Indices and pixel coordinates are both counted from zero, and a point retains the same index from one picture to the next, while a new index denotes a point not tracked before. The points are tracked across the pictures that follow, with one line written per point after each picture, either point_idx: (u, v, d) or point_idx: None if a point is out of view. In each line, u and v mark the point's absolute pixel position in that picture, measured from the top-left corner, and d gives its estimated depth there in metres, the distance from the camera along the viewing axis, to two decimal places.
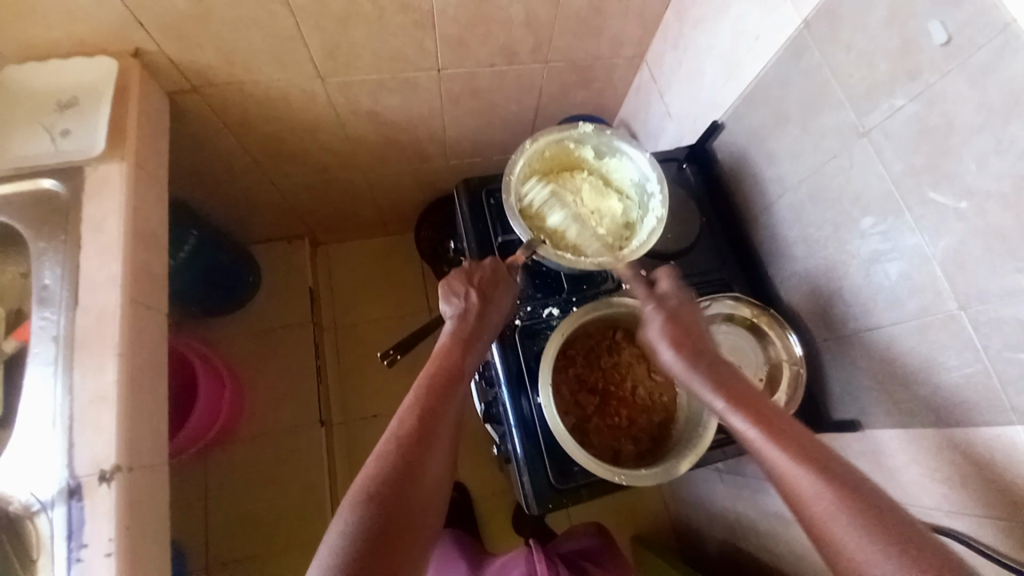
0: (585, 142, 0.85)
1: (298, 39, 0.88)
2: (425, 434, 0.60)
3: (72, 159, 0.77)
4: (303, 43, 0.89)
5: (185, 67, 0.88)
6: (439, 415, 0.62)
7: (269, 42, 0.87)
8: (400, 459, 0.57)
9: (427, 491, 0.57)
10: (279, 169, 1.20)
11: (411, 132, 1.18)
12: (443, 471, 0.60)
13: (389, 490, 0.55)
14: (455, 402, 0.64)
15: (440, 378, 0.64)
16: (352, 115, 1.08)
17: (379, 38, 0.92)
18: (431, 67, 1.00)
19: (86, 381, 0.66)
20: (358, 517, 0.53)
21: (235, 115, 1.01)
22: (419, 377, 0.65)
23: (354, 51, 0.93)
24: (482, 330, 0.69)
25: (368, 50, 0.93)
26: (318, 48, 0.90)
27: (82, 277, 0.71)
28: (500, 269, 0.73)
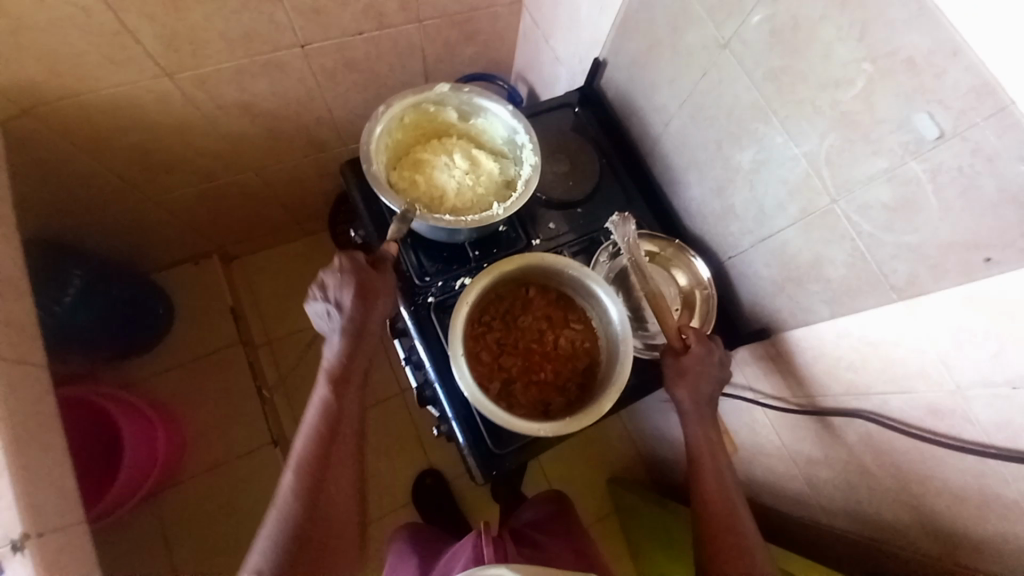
0: (447, 103, 0.75)
1: (128, 34, 0.79)
2: (315, 492, 0.63)
3: None
4: (135, 38, 0.79)
5: (3, 87, 0.77)
6: (328, 463, 0.65)
7: (95, 46, 0.78)
8: (292, 523, 0.61)
9: (328, 542, 0.63)
10: (158, 183, 1.10)
11: (295, 117, 1.10)
12: (347, 514, 0.65)
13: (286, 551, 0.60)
14: (343, 446, 0.67)
15: (325, 421, 0.66)
16: (221, 110, 1.00)
17: (222, 20, 0.83)
18: (292, 43, 0.92)
19: None
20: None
21: (85, 132, 0.90)
22: (302, 424, 0.67)
23: (200, 39, 0.84)
24: (359, 350, 0.69)
25: (215, 34, 0.85)
26: (154, 40, 0.81)
27: None
28: (365, 270, 0.69)
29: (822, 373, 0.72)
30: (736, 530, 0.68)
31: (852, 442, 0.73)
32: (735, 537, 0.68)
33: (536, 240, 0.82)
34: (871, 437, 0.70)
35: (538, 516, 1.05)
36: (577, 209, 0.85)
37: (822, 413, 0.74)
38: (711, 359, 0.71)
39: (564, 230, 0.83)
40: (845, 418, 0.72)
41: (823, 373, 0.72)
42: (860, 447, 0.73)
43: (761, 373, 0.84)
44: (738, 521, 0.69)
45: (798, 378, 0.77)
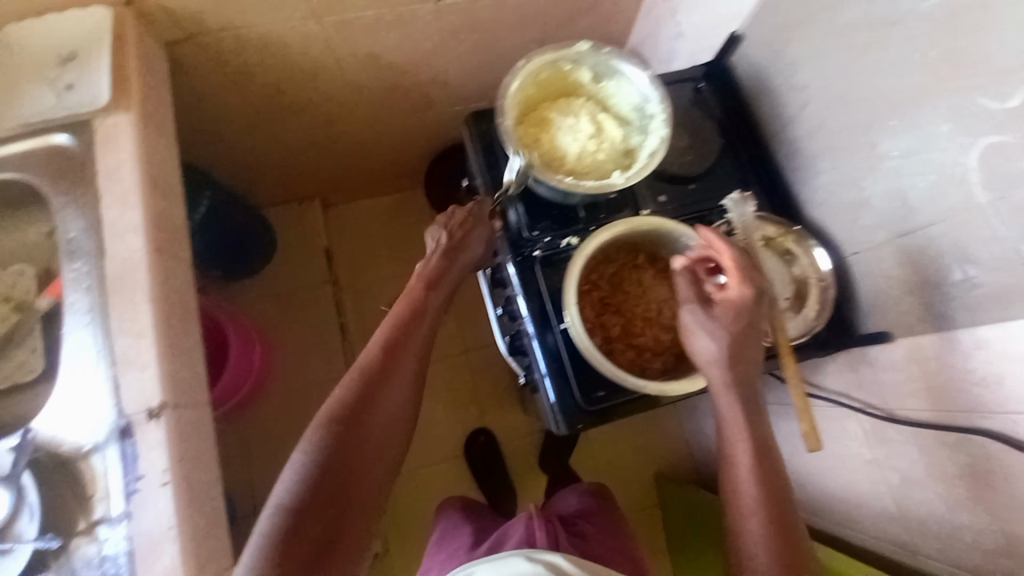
0: (582, 63, 0.73)
1: None
2: (386, 372, 0.71)
3: (80, 112, 0.77)
4: None
5: (179, 13, 0.86)
6: (400, 353, 0.72)
7: None
8: (361, 390, 0.68)
9: (386, 418, 0.70)
10: (282, 122, 1.18)
11: (414, 73, 1.14)
12: (405, 402, 0.72)
13: (352, 416, 0.67)
14: (416, 341, 0.74)
15: (408, 315, 0.75)
16: (352, 57, 1.05)
17: None
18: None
19: (124, 327, 0.68)
20: (322, 439, 0.65)
21: (235, 64, 0.98)
22: (389, 312, 0.75)
23: None
24: (451, 268, 0.79)
25: None
26: None
27: (106, 228, 0.72)
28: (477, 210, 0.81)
29: (945, 385, 0.67)
30: (772, 508, 0.61)
31: (964, 462, 0.67)
32: (767, 518, 0.61)
33: (644, 211, 0.81)
34: (991, 459, 0.63)
35: (581, 507, 1.01)
36: (690, 185, 0.83)
37: (935, 427, 0.69)
38: (738, 300, 0.61)
39: (673, 206, 0.81)
40: (960, 437, 0.66)
41: (946, 385, 0.67)
42: (970, 470, 0.66)
43: (866, 379, 0.79)
44: (781, 514, 0.62)
45: (911, 390, 0.72)
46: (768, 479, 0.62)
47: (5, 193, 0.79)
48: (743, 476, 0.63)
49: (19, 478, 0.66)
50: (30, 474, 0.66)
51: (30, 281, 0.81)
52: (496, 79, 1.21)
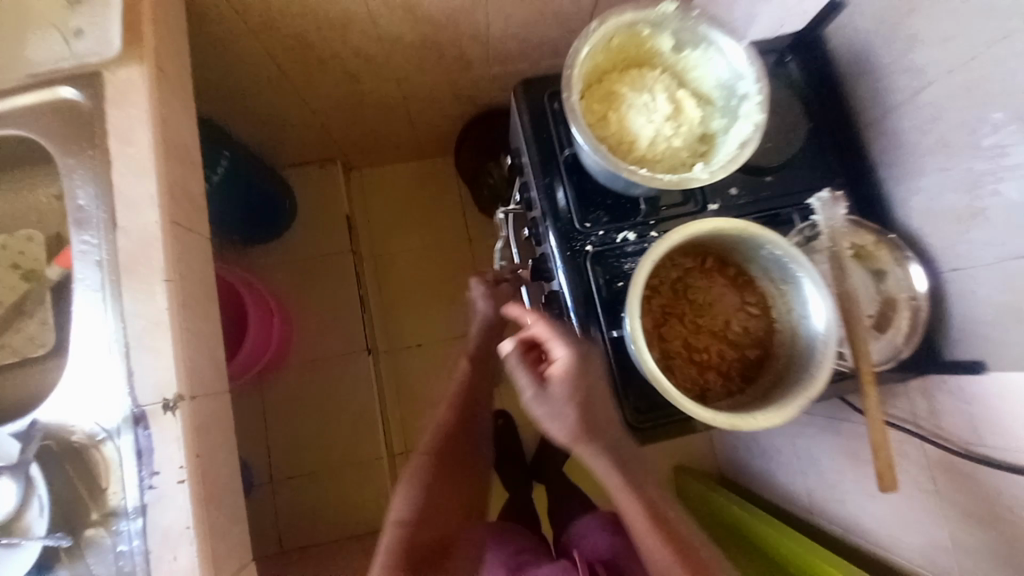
0: (663, 28, 0.63)
1: None
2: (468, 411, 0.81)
3: (87, 61, 0.68)
4: None
5: None
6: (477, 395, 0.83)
7: None
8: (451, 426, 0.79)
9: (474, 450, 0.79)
10: (306, 79, 1.08)
11: (452, 30, 1.03)
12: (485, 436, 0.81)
13: (448, 448, 0.77)
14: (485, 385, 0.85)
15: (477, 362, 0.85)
16: (386, 9, 0.94)
17: None
18: None
19: (137, 308, 0.63)
20: (423, 471, 0.74)
21: (256, 12, 0.88)
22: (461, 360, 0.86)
23: None
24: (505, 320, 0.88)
25: None
26: None
27: (117, 196, 0.66)
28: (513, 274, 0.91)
29: None
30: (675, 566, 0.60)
31: None
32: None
33: (713, 206, 0.71)
34: None
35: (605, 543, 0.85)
36: (766, 177, 0.73)
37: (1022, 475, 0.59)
38: (595, 366, 0.59)
39: (747, 200, 0.72)
40: None
41: None
42: None
43: (947, 416, 0.68)
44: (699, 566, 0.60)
45: (997, 429, 0.62)
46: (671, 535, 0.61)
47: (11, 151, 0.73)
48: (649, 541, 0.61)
49: (28, 466, 0.63)
50: (38, 464, 0.63)
51: (38, 249, 0.76)
52: (541, 40, 1.09)
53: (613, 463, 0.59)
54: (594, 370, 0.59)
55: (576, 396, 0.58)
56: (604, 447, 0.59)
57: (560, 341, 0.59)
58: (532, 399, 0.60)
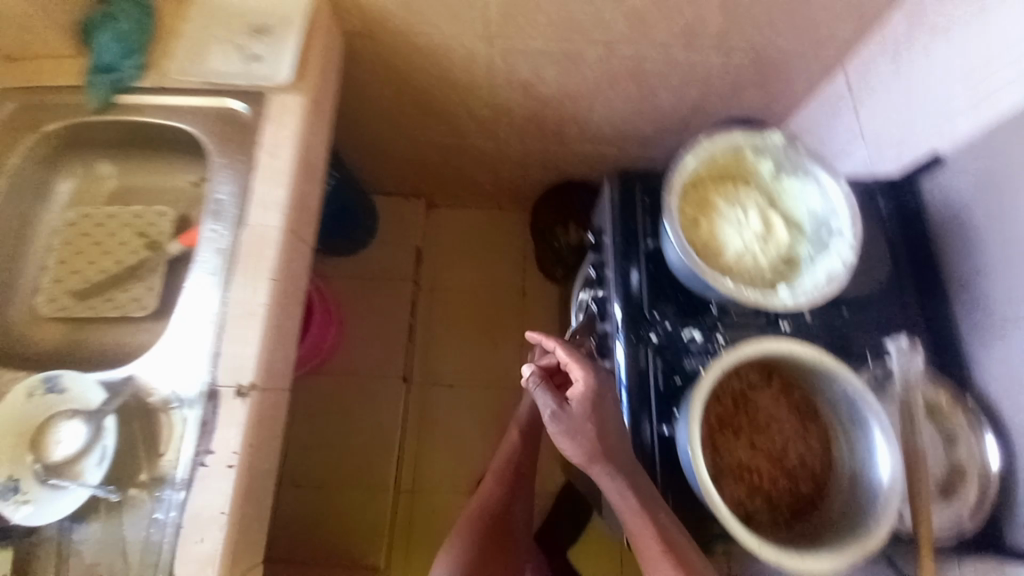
0: (766, 155, 0.68)
1: None
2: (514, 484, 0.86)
3: (257, 82, 0.79)
4: None
5: (368, 10, 0.91)
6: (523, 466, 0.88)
7: None
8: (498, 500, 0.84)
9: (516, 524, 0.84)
10: (421, 125, 1.21)
11: (557, 108, 1.15)
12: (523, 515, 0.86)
13: (492, 519, 0.82)
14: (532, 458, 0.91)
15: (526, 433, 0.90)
16: (505, 82, 1.07)
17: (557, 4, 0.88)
18: (600, 41, 0.96)
19: (240, 298, 0.70)
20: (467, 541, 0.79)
21: (397, 65, 1.03)
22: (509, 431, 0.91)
23: (528, 13, 0.91)
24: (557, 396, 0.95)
25: (543, 13, 0.91)
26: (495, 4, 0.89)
27: (250, 196, 0.75)
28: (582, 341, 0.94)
29: None
30: None
31: None
32: None
33: (783, 325, 0.72)
34: None
35: None
36: (842, 308, 0.74)
37: None
38: (603, 389, 0.65)
39: (818, 326, 0.73)
40: None
41: None
42: None
43: None
44: None
45: None
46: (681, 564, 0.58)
47: (173, 140, 0.85)
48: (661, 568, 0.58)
49: (104, 416, 0.68)
50: (114, 417, 0.68)
51: (166, 224, 0.88)
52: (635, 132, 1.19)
53: (627, 482, 0.61)
54: (601, 392, 0.65)
55: (595, 417, 0.63)
56: (621, 466, 0.62)
57: (580, 364, 0.66)
58: (552, 419, 0.65)
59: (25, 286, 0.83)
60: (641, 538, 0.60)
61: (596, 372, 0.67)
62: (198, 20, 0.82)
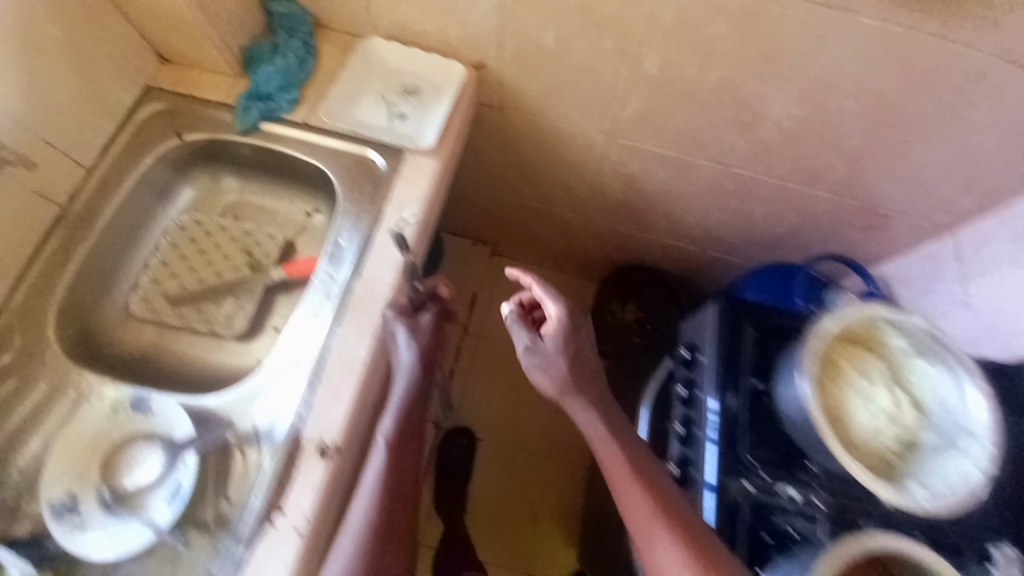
0: (901, 333, 0.69)
1: (615, 99, 0.91)
2: None
3: (401, 141, 0.83)
4: (618, 103, 0.91)
5: (508, 87, 0.95)
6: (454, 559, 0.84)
7: (588, 93, 0.91)
8: None
9: None
10: (517, 188, 1.25)
11: (654, 202, 1.17)
12: None
13: None
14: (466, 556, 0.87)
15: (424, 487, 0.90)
16: (614, 172, 1.11)
17: (691, 122, 0.91)
18: (719, 159, 0.98)
19: (343, 350, 0.69)
20: None
21: (516, 136, 1.07)
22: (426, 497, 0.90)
23: (659, 124, 0.94)
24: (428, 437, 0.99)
25: (673, 126, 0.93)
26: (630, 109, 0.92)
27: (371, 249, 0.76)
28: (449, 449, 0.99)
29: None
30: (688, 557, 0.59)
31: None
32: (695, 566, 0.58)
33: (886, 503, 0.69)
34: None
35: None
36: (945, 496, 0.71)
37: None
38: (570, 327, 0.73)
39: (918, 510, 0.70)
40: None
41: None
42: None
43: None
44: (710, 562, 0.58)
45: None
46: (676, 522, 0.61)
47: (301, 172, 0.88)
48: (659, 534, 0.61)
49: (182, 450, 0.67)
50: (194, 453, 0.66)
51: (272, 248, 0.89)
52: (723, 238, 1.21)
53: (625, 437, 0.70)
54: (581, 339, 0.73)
55: (567, 351, 0.72)
56: (612, 424, 0.71)
57: (555, 299, 0.73)
58: (527, 353, 0.73)
59: (122, 284, 0.82)
60: (634, 509, 0.64)
61: (582, 329, 0.75)
62: (355, 71, 0.87)
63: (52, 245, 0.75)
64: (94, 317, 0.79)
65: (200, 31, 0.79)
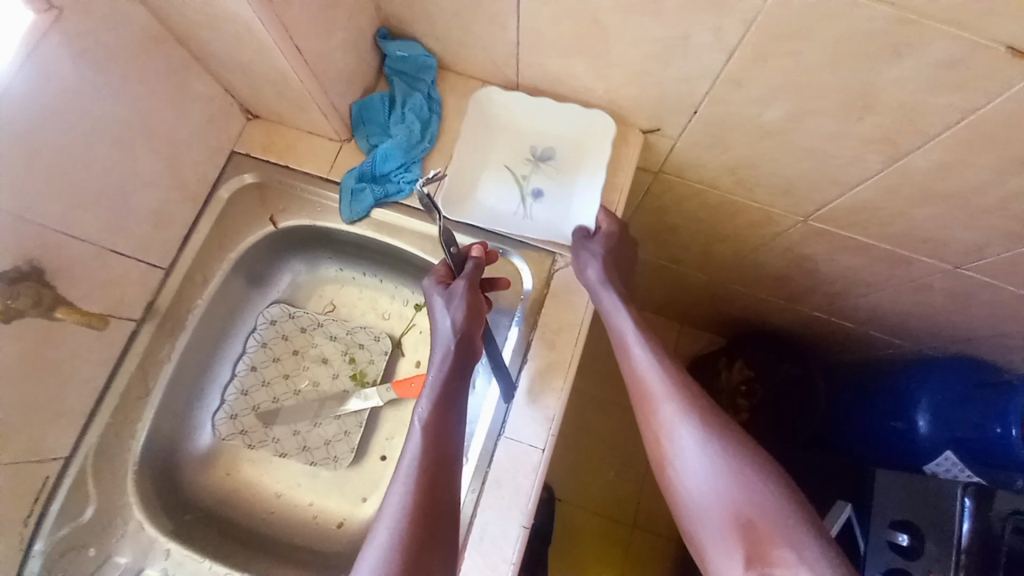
0: None
1: (833, 184, 0.67)
2: None
3: (542, 238, 0.67)
4: (835, 188, 0.68)
5: (678, 155, 0.72)
6: None
7: (796, 172, 0.68)
8: None
9: None
10: (638, 245, 1.02)
11: (822, 286, 0.92)
12: None
13: None
14: None
15: None
16: (782, 250, 0.86)
17: (934, 222, 0.67)
18: (948, 262, 0.74)
19: (487, 542, 0.56)
20: None
21: (663, 201, 0.85)
22: None
23: (883, 219, 0.70)
24: None
25: (902, 224, 0.69)
26: (848, 198, 0.68)
27: (516, 401, 0.61)
28: None
29: None
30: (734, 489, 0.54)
31: None
32: (748, 510, 0.53)
33: None
34: None
35: None
36: None
37: None
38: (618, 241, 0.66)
39: None
40: None
41: None
42: None
43: None
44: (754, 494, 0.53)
45: None
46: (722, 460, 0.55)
47: (413, 267, 0.70)
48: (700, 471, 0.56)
49: None
50: None
51: (375, 352, 0.73)
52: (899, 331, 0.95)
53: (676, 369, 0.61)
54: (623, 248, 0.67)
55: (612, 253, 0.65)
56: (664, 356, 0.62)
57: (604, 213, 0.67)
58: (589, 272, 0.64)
59: (210, 401, 0.69)
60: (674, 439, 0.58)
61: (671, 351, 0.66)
62: (477, 131, 0.69)
63: (129, 366, 0.60)
64: (181, 446, 0.66)
65: (304, 93, 0.60)
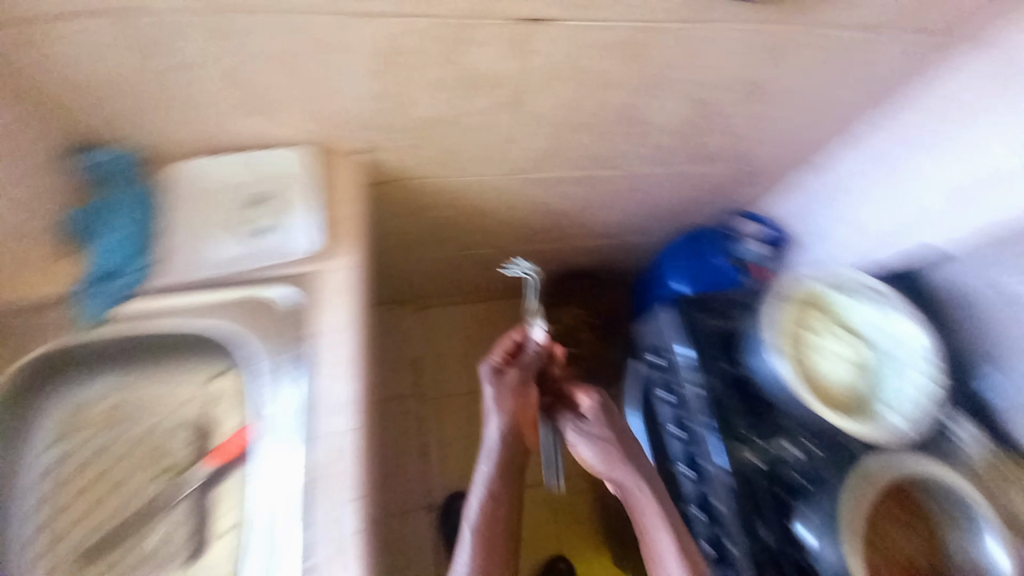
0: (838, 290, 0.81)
1: (506, 141, 0.88)
2: None
3: (281, 261, 0.73)
4: (508, 142, 0.88)
5: (394, 160, 0.87)
6: None
7: (476, 143, 0.87)
8: None
9: None
10: (426, 246, 1.15)
11: (569, 217, 1.15)
12: None
13: None
14: None
15: None
16: (520, 201, 1.06)
17: (582, 139, 0.91)
18: (617, 165, 1.00)
19: (326, 529, 0.59)
20: None
21: (411, 204, 0.98)
22: None
23: (554, 150, 0.92)
24: None
25: (570, 151, 0.93)
26: (522, 145, 0.90)
27: (313, 404, 0.65)
28: None
29: None
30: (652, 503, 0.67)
31: None
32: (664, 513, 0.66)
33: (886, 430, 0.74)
34: None
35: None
36: None
37: None
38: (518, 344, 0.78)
39: None
40: None
41: None
42: None
43: None
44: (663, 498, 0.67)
45: None
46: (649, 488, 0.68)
47: (181, 344, 0.72)
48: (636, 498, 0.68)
49: None
50: None
51: (182, 446, 0.73)
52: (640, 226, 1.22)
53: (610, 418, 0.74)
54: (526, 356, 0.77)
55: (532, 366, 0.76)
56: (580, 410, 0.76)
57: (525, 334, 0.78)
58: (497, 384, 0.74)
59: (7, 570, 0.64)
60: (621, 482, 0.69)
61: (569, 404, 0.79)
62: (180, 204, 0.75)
63: None
64: None
65: None
